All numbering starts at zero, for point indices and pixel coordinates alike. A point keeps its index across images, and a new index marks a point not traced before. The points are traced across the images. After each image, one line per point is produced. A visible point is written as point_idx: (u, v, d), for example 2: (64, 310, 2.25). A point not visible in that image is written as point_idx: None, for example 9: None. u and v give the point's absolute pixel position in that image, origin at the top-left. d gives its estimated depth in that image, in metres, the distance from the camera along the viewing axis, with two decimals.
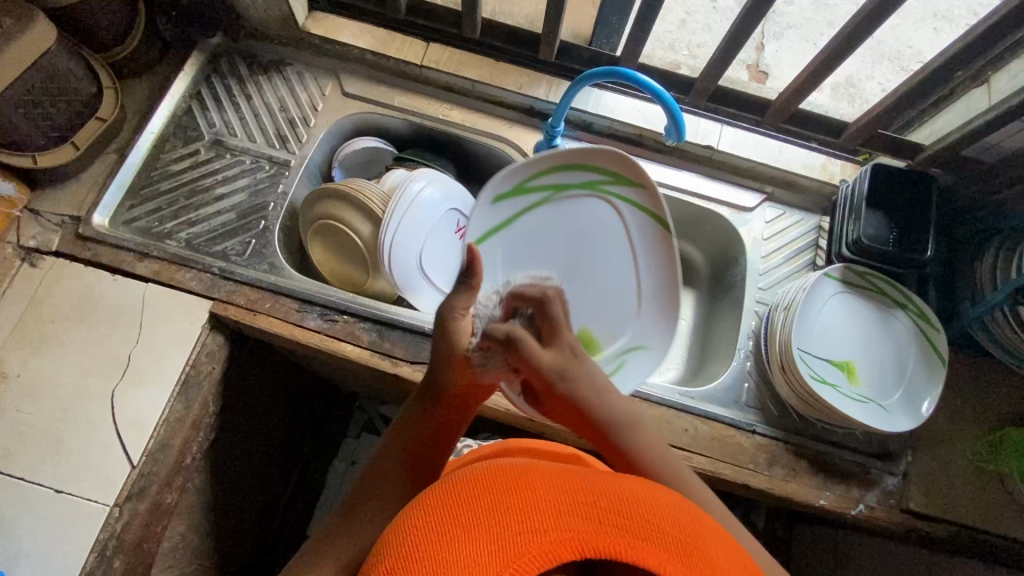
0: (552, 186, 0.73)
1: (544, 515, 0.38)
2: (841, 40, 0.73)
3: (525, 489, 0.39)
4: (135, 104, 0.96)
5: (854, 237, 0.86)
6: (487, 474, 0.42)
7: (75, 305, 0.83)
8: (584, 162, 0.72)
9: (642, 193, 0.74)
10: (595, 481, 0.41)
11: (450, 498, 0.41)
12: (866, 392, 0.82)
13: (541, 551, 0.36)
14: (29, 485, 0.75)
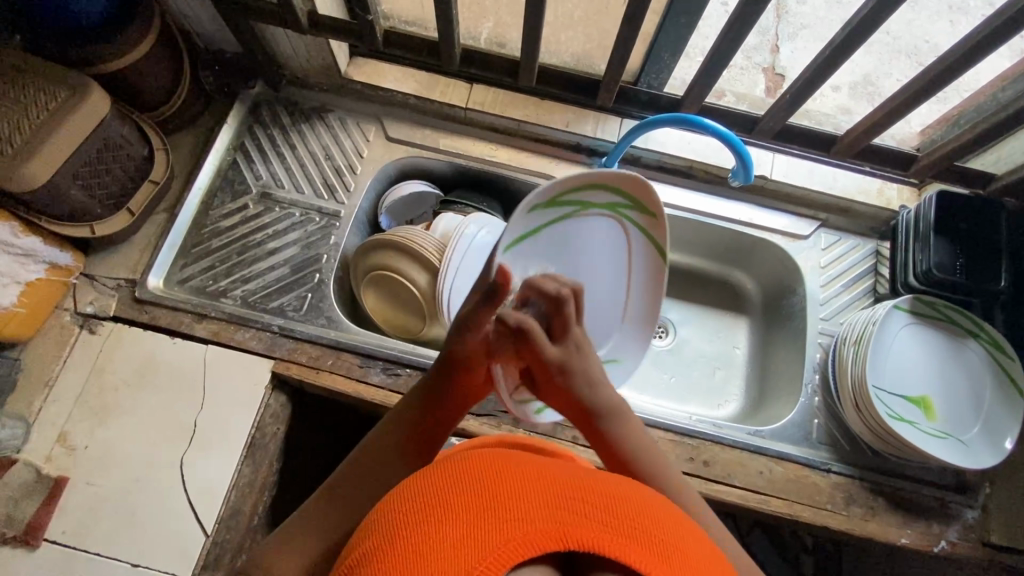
0: (578, 203, 0.63)
1: (529, 508, 0.35)
2: (929, 77, 0.70)
3: (504, 476, 0.38)
4: (181, 161, 0.95)
5: (923, 268, 0.85)
6: (466, 465, 0.40)
7: (137, 371, 0.82)
8: (612, 183, 0.64)
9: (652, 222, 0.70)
10: (578, 477, 0.39)
11: (423, 489, 0.39)
12: (944, 428, 0.80)
13: (526, 540, 0.33)
14: (107, 560, 0.74)
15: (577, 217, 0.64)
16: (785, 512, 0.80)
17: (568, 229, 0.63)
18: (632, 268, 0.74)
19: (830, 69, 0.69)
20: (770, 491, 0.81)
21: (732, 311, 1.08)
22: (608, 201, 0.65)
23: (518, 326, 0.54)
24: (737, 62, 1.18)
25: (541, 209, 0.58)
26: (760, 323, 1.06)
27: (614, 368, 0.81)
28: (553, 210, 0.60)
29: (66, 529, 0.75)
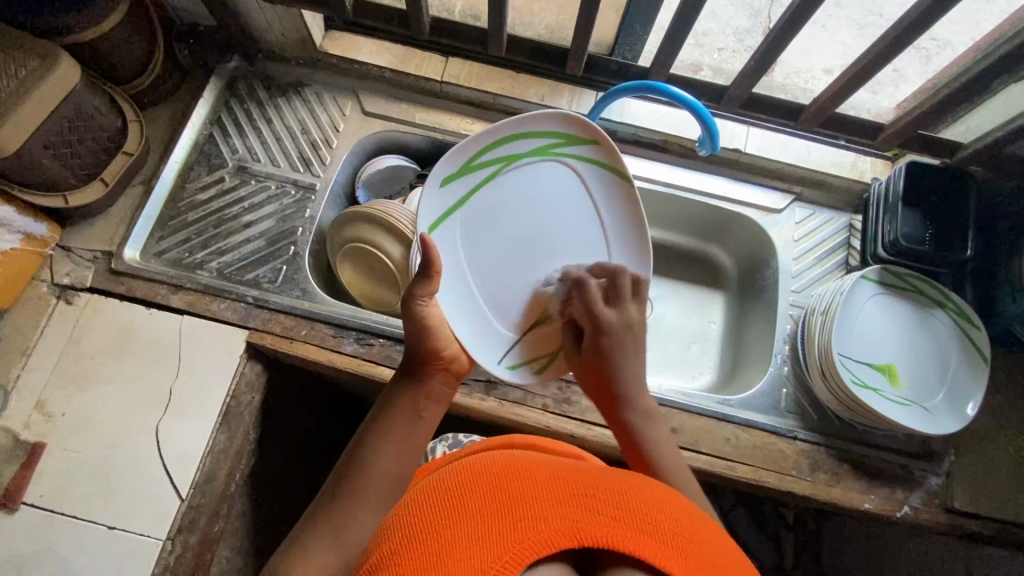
0: (503, 158, 0.70)
1: (543, 509, 0.40)
2: (886, 41, 0.71)
3: (517, 482, 0.43)
4: (157, 134, 0.95)
5: (891, 238, 0.85)
6: (490, 473, 0.45)
7: (113, 341, 0.84)
8: (532, 128, 0.70)
9: (598, 150, 0.72)
10: (593, 479, 0.44)
11: (450, 498, 0.45)
12: (908, 395, 0.82)
13: (544, 540, 0.38)
14: (83, 523, 0.76)
15: (509, 169, 0.71)
16: (750, 478, 0.82)
17: (504, 181, 0.71)
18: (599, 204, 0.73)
19: (791, 34, 0.69)
20: (736, 457, 0.83)
21: (710, 286, 1.09)
22: (536, 145, 0.71)
23: (576, 279, 0.69)
24: (728, 44, 1.18)
25: (458, 177, 0.68)
26: (736, 298, 1.07)
27: None
28: (470, 174, 0.69)
29: (43, 493, 0.76)
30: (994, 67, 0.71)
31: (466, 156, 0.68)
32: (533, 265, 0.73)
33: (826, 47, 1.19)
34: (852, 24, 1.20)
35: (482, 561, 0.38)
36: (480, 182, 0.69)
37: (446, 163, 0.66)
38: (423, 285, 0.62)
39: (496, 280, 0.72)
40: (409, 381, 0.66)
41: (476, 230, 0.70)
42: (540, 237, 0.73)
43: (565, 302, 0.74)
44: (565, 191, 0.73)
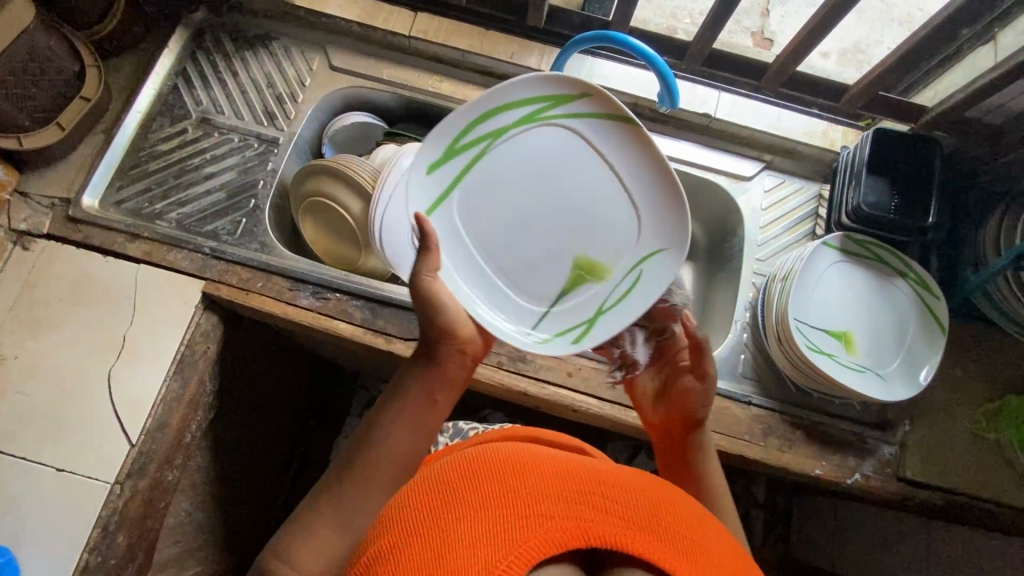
0: (488, 135, 0.70)
1: (547, 504, 0.38)
2: None
3: (519, 471, 0.41)
4: (120, 83, 0.94)
5: (854, 205, 0.84)
6: (485, 461, 0.43)
7: (68, 287, 0.83)
8: (511, 99, 0.69)
9: (589, 102, 0.69)
10: (600, 472, 0.42)
11: (445, 487, 0.42)
12: (863, 362, 0.81)
13: (548, 542, 0.37)
14: (31, 464, 0.76)
15: (497, 145, 0.70)
16: None
17: (495, 160, 0.71)
18: (612, 160, 0.70)
19: None
20: None
21: None
22: (522, 114, 0.69)
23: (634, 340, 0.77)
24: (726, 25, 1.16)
25: (442, 164, 0.70)
26: (704, 268, 1.06)
27: (661, 263, 0.70)
28: (455, 160, 0.70)
29: None
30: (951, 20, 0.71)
31: (445, 146, 0.70)
32: (551, 230, 0.72)
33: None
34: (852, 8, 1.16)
35: (485, 560, 0.36)
36: (468, 164, 0.70)
37: (426, 159, 0.69)
38: (428, 260, 0.64)
39: (512, 253, 0.72)
40: (424, 360, 0.65)
41: (476, 213, 0.72)
42: (552, 204, 0.71)
43: (591, 262, 0.72)
44: (568, 153, 0.70)
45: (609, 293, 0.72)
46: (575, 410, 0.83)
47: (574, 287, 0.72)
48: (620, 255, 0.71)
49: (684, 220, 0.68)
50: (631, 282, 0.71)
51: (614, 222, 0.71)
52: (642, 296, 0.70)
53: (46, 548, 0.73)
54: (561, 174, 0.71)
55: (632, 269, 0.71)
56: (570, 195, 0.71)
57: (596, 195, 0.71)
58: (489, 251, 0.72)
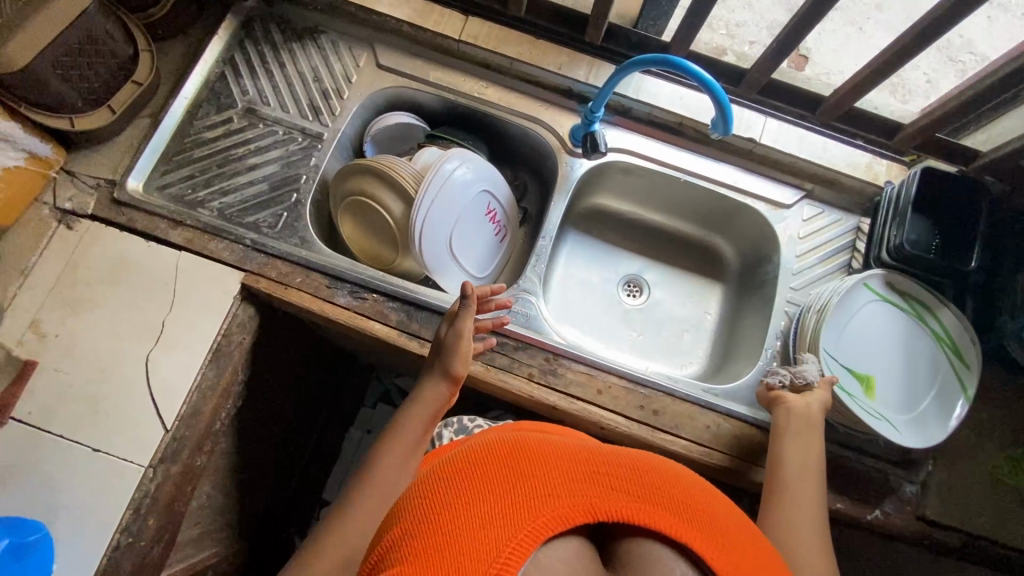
0: (899, 300, 0.85)
1: (555, 486, 0.41)
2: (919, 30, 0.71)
3: (529, 459, 0.44)
4: (169, 68, 0.94)
5: (896, 243, 0.85)
6: (489, 453, 0.46)
7: (109, 269, 0.84)
8: (904, 290, 0.85)
9: (960, 341, 0.83)
10: (600, 454, 0.46)
11: (453, 481, 0.44)
12: (889, 407, 0.81)
13: (559, 518, 0.40)
14: (66, 443, 0.77)
15: (893, 308, 0.84)
16: (725, 467, 0.82)
17: (905, 319, 0.84)
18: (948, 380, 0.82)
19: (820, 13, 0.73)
20: (715, 445, 0.83)
21: (710, 278, 1.09)
22: (920, 310, 0.85)
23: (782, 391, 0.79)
24: (760, 37, 1.10)
25: (874, 287, 0.85)
26: (734, 290, 1.07)
27: (886, 425, 0.79)
28: (885, 290, 0.85)
29: (30, 411, 0.77)
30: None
31: (904, 289, 0.85)
32: (863, 349, 0.83)
33: (861, 51, 1.15)
34: (890, 31, 1.15)
35: (497, 542, 0.38)
36: (893, 303, 0.84)
37: (890, 279, 0.85)
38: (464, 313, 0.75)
39: (836, 336, 0.83)
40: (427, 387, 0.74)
41: (847, 313, 0.83)
42: (857, 347, 0.83)
43: (869, 382, 0.82)
44: (903, 341, 0.84)
45: (863, 402, 0.80)
46: (602, 427, 0.83)
47: (847, 375, 0.81)
48: (881, 409, 0.80)
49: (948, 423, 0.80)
50: (879, 419, 0.79)
51: (891, 393, 0.82)
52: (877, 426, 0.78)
53: (79, 525, 0.74)
54: (892, 347, 0.84)
55: (878, 417, 0.79)
56: (873, 357, 0.83)
57: (904, 378, 0.83)
58: (836, 327, 0.83)
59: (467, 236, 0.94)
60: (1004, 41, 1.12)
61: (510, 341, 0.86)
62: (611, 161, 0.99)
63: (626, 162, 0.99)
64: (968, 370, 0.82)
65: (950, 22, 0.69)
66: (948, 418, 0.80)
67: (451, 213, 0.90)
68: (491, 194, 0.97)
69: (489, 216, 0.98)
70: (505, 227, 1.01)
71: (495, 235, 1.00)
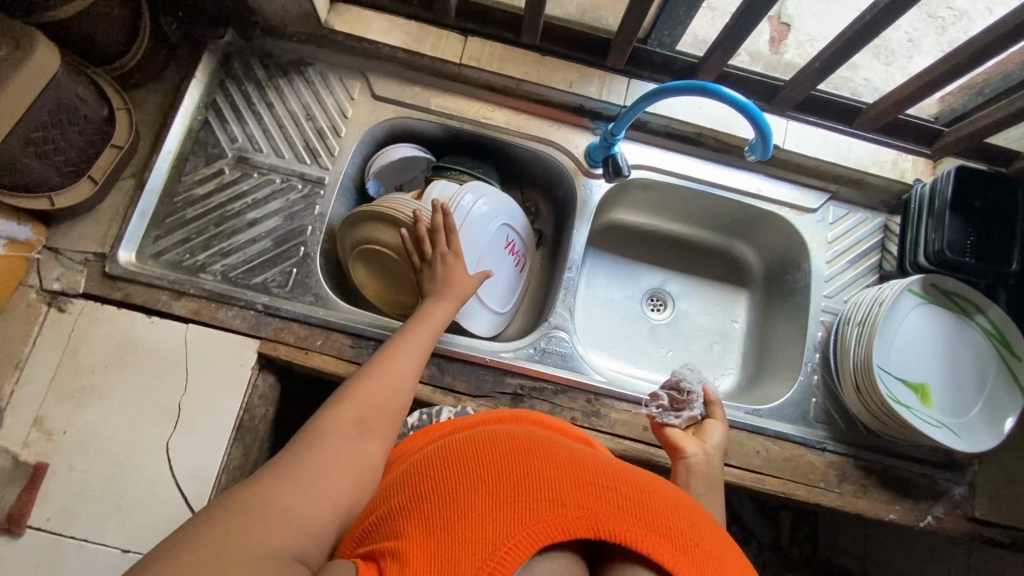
0: (944, 301, 0.83)
1: (563, 497, 0.42)
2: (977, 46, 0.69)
3: (542, 461, 0.45)
4: (147, 121, 0.86)
5: (936, 248, 0.82)
6: (505, 446, 0.47)
7: (113, 351, 0.78)
8: (949, 291, 0.83)
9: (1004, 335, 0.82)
10: (613, 469, 0.47)
11: (463, 464, 0.46)
12: (944, 413, 0.80)
13: (558, 527, 0.40)
14: (93, 546, 0.72)
15: (937, 311, 0.83)
16: (779, 491, 0.81)
17: (949, 318, 0.83)
18: (997, 377, 0.82)
19: (867, 38, 0.71)
20: (766, 470, 0.82)
21: (733, 285, 1.06)
22: (965, 309, 0.83)
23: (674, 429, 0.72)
24: None
25: (919, 291, 0.82)
26: (761, 297, 1.04)
27: (946, 431, 0.78)
28: (929, 294, 0.82)
29: (49, 516, 0.72)
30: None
31: (948, 290, 0.83)
32: (915, 358, 0.81)
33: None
34: None
35: (496, 535, 0.40)
36: (937, 305, 0.83)
37: (934, 280, 0.82)
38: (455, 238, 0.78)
39: (886, 349, 0.81)
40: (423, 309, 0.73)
41: (894, 325, 0.81)
42: (908, 356, 0.81)
43: (923, 390, 0.81)
44: (951, 342, 0.83)
45: (919, 411, 0.79)
46: (651, 464, 0.81)
47: (901, 387, 0.80)
48: (937, 415, 0.79)
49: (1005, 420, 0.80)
50: (937, 427, 0.78)
51: (946, 396, 0.81)
52: (938, 434, 0.77)
53: None
54: (942, 350, 0.82)
55: (936, 424, 0.79)
56: (925, 363, 0.82)
57: (957, 380, 0.82)
58: (886, 340, 0.81)
59: (489, 275, 0.88)
60: None
61: (549, 384, 0.82)
62: (630, 178, 0.95)
63: (646, 178, 0.95)
64: (1018, 360, 0.81)
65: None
66: (1003, 418, 0.79)
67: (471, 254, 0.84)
68: (508, 224, 0.91)
69: (509, 249, 0.91)
70: (525, 259, 0.95)
71: (516, 268, 0.94)
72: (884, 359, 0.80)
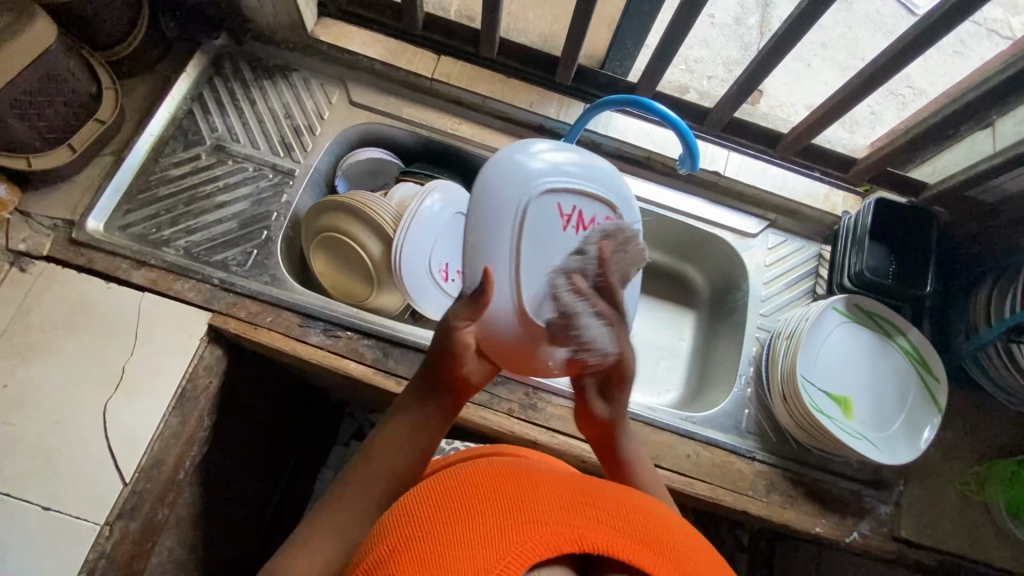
0: (867, 322, 0.88)
1: (543, 511, 0.38)
2: (874, 77, 0.78)
3: (520, 484, 0.41)
4: (135, 105, 0.93)
5: (857, 270, 0.89)
6: (479, 474, 0.43)
7: (66, 313, 0.80)
8: (873, 312, 0.88)
9: (926, 356, 0.86)
10: (597, 490, 0.42)
11: (441, 498, 0.41)
12: (865, 426, 0.83)
13: (542, 541, 0.36)
14: (13, 501, 0.71)
15: (862, 330, 0.87)
16: (706, 496, 0.83)
17: (873, 338, 0.88)
18: (918, 394, 0.85)
19: (775, 60, 0.80)
20: (695, 474, 0.84)
21: (682, 305, 1.11)
22: (889, 329, 0.88)
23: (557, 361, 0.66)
24: (718, 73, 1.21)
25: (843, 311, 0.87)
26: (707, 318, 1.09)
27: (866, 443, 0.81)
28: (854, 315, 0.87)
29: None
30: (984, 98, 0.75)
31: (870, 309, 0.88)
32: (839, 373, 0.86)
33: (809, 85, 1.22)
34: (834, 67, 1.24)
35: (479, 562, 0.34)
36: (862, 324, 0.88)
37: (856, 300, 0.88)
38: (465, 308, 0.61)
39: (811, 363, 0.85)
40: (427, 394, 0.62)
41: (818, 341, 0.85)
42: (832, 370, 0.86)
43: (845, 403, 0.84)
44: (875, 361, 0.87)
45: (841, 422, 0.82)
46: (584, 461, 0.82)
47: (824, 398, 0.84)
48: (860, 427, 0.83)
49: (925, 435, 0.83)
50: (858, 439, 0.81)
51: (868, 409, 0.85)
52: (862, 445, 0.80)
53: None
54: (866, 367, 0.87)
55: (858, 434, 0.82)
56: (848, 377, 0.86)
57: (879, 395, 0.85)
58: (811, 354, 0.85)
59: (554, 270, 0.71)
60: (938, 78, 1.19)
61: None
62: None
63: None
64: (938, 381, 0.85)
65: (905, 61, 0.74)
66: (920, 435, 0.83)
67: (510, 263, 0.65)
68: (555, 195, 0.67)
69: (572, 222, 0.68)
70: None
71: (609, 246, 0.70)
72: (809, 372, 0.84)
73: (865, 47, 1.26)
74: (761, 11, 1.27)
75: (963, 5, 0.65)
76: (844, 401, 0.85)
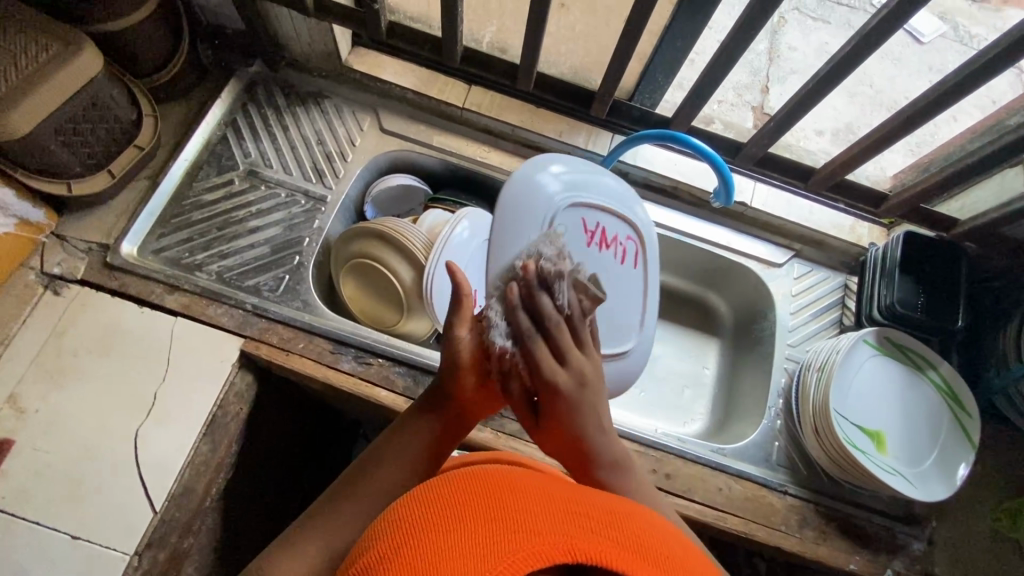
0: (897, 355, 0.88)
1: (536, 519, 0.31)
2: (906, 116, 0.79)
3: (509, 485, 0.34)
4: (171, 130, 0.94)
5: (888, 303, 0.89)
6: (461, 477, 0.36)
7: (99, 337, 0.80)
8: (902, 346, 0.88)
9: (956, 390, 0.86)
10: (595, 498, 0.36)
11: (414, 506, 0.34)
12: (899, 460, 0.83)
13: (533, 551, 0.29)
14: (42, 530, 0.71)
15: (892, 363, 0.87)
16: (739, 530, 0.82)
17: (904, 371, 0.87)
18: (951, 429, 0.85)
19: (815, 99, 0.80)
20: (727, 508, 0.83)
21: (705, 333, 1.11)
22: (919, 363, 0.88)
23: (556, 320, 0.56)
24: (727, 98, 1.22)
25: (874, 343, 0.87)
26: (731, 346, 1.09)
27: (902, 479, 0.81)
28: (884, 347, 0.87)
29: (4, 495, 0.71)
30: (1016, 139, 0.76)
31: (900, 342, 0.88)
32: (871, 406, 0.85)
33: (819, 111, 1.23)
34: (843, 93, 1.26)
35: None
36: (892, 357, 0.87)
37: (887, 333, 0.88)
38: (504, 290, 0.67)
39: (843, 395, 0.84)
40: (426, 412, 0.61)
41: (850, 373, 0.85)
42: (865, 403, 0.85)
43: (879, 437, 0.84)
44: (906, 394, 0.87)
45: (876, 457, 0.82)
46: None
47: (858, 433, 0.83)
48: (894, 462, 0.82)
49: (960, 471, 0.82)
50: (893, 474, 0.80)
51: (901, 444, 0.84)
52: (896, 480, 0.80)
53: None
54: (897, 400, 0.86)
55: (892, 468, 0.81)
56: (881, 410, 0.85)
57: (913, 429, 0.85)
58: (843, 386, 0.85)
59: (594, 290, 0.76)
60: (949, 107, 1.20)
61: None
62: None
63: None
64: (970, 416, 0.85)
65: (939, 103, 0.75)
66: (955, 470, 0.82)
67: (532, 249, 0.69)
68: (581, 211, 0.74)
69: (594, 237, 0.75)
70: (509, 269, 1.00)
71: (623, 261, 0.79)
72: (842, 404, 0.84)
73: (873, 75, 1.28)
74: (770, 38, 1.30)
75: (1003, 54, 0.66)
76: (876, 435, 0.84)
